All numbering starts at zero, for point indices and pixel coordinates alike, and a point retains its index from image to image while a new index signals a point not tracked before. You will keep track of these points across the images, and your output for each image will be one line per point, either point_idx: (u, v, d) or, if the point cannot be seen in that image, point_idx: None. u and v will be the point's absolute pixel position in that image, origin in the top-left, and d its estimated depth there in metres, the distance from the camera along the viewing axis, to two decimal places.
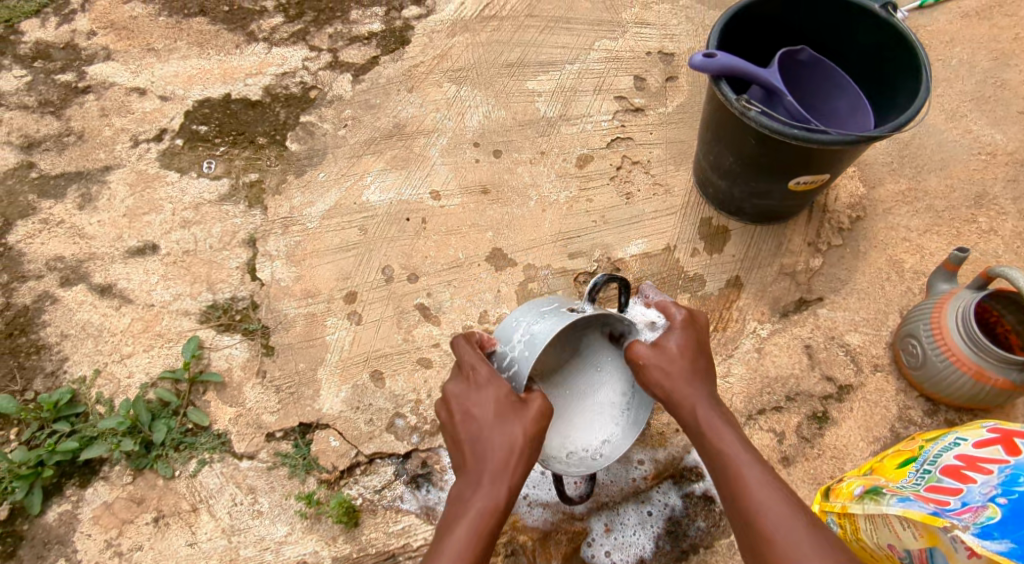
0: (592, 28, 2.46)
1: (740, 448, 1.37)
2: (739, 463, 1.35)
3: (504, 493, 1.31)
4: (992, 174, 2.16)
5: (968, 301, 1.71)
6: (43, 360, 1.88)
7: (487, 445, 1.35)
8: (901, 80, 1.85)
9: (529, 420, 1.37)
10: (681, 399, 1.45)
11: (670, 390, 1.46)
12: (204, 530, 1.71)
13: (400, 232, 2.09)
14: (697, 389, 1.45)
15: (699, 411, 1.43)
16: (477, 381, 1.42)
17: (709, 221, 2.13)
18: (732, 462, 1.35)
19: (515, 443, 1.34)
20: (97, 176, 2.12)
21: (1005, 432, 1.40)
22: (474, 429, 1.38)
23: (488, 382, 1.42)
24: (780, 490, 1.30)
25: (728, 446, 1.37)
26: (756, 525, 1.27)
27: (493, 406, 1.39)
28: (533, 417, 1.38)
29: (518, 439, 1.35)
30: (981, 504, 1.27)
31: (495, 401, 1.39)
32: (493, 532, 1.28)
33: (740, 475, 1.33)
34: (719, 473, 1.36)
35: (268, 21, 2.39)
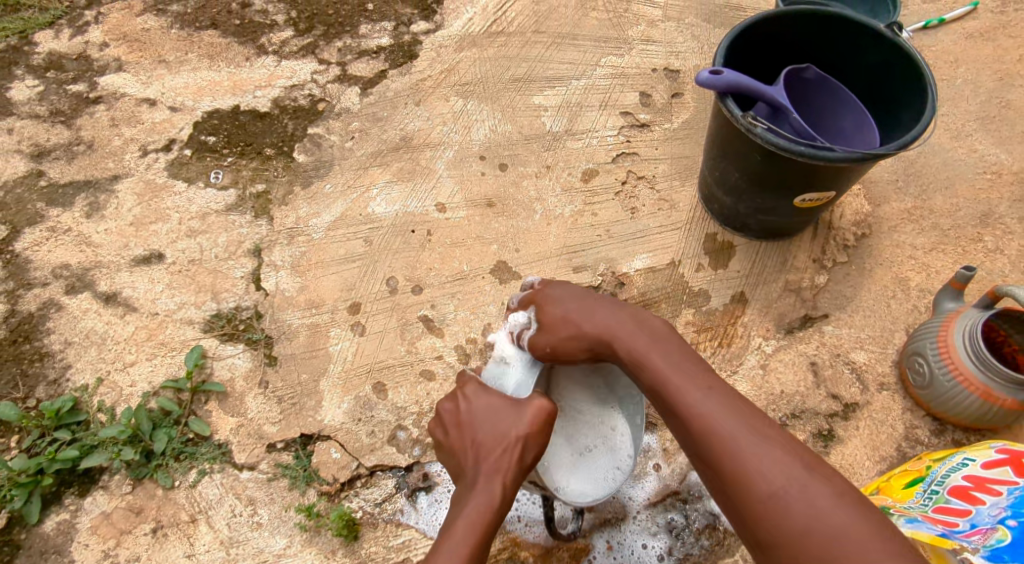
0: (599, 45, 2.48)
1: (675, 369, 1.26)
2: (677, 388, 1.24)
3: (499, 487, 1.27)
4: (998, 194, 2.15)
5: (976, 319, 1.70)
6: (46, 367, 1.88)
7: (487, 451, 1.31)
8: (906, 98, 1.85)
9: (527, 420, 1.32)
10: (604, 340, 1.35)
11: (597, 332, 1.37)
12: (202, 541, 1.70)
13: (405, 244, 2.10)
14: (619, 321, 1.36)
15: (622, 341, 1.33)
16: (470, 393, 1.39)
17: (714, 237, 2.13)
18: (668, 391, 1.25)
19: (512, 442, 1.30)
20: (106, 185, 2.13)
21: (1014, 454, 1.40)
22: (471, 435, 1.34)
23: (485, 395, 1.38)
24: (724, 403, 1.20)
25: (661, 369, 1.27)
26: (713, 447, 1.17)
27: (488, 413, 1.35)
28: (529, 414, 1.33)
29: (518, 438, 1.31)
30: (992, 526, 1.26)
31: (493, 408, 1.35)
32: (485, 526, 1.24)
33: (681, 400, 1.22)
34: (660, 404, 1.26)
35: (278, 34, 2.42)
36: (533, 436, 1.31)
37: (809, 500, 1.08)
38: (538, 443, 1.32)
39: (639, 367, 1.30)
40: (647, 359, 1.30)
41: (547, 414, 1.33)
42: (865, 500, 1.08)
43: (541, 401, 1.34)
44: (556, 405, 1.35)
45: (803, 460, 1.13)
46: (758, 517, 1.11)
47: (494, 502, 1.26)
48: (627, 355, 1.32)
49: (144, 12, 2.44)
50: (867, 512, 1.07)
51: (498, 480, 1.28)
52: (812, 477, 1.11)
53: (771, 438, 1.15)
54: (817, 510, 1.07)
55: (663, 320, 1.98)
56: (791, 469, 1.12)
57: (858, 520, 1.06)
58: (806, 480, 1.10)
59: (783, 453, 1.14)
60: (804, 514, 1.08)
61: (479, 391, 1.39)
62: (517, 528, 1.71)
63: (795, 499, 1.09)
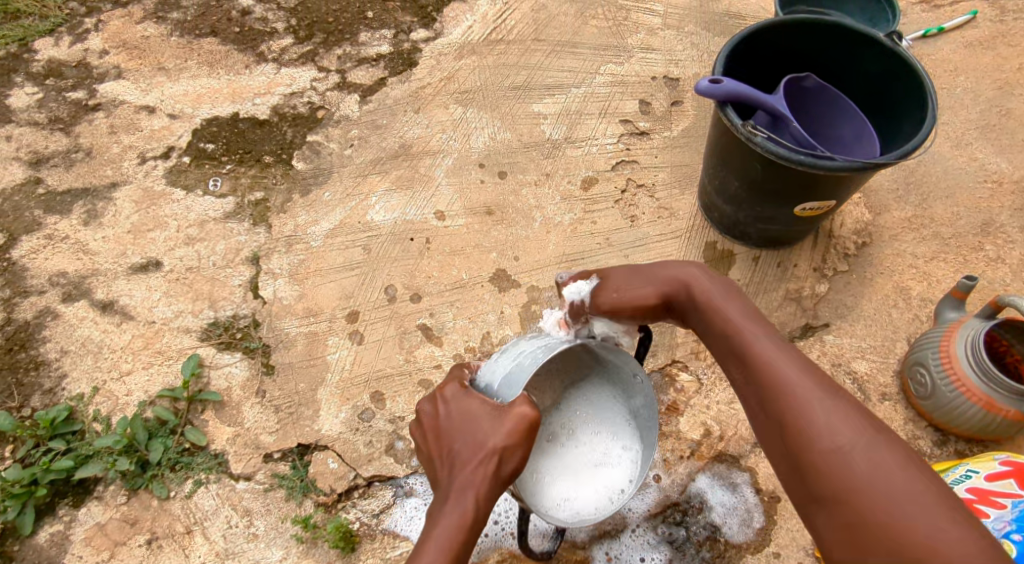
0: (598, 53, 2.48)
1: (762, 334, 1.23)
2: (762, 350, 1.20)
3: (475, 503, 1.20)
4: (999, 203, 2.14)
5: (977, 330, 1.68)
6: (41, 376, 1.86)
7: (460, 462, 1.24)
8: (906, 107, 1.84)
9: (505, 429, 1.23)
10: (699, 294, 1.32)
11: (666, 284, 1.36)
12: (198, 553, 1.68)
13: (404, 252, 2.09)
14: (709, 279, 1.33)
15: (697, 292, 1.32)
16: (452, 399, 1.32)
17: (714, 245, 2.12)
18: (753, 350, 1.21)
19: (486, 453, 1.22)
20: (104, 193, 2.12)
21: (1017, 465, 1.38)
22: (448, 445, 1.28)
23: (470, 401, 1.30)
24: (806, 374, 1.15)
25: (750, 330, 1.24)
26: (789, 420, 1.12)
27: (465, 418, 1.28)
28: (507, 421, 1.23)
29: (493, 448, 1.22)
30: (996, 541, 1.25)
31: (473, 415, 1.28)
32: (461, 548, 1.18)
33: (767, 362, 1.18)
34: (739, 366, 1.22)
35: (277, 42, 2.42)
36: (509, 447, 1.22)
37: (866, 477, 1.02)
38: (515, 454, 1.22)
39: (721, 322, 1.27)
40: (726, 317, 1.27)
41: (528, 422, 1.23)
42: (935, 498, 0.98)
43: (522, 408, 1.24)
44: (536, 412, 1.23)
45: (869, 421, 1.08)
46: (813, 467, 1.07)
47: (461, 519, 1.19)
48: (715, 306, 1.29)
49: (144, 19, 2.44)
50: (935, 501, 0.99)
51: (468, 494, 1.21)
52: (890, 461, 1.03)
53: (842, 402, 1.11)
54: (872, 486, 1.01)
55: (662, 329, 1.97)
56: (866, 451, 1.04)
57: (922, 511, 0.98)
58: (872, 461, 1.03)
59: (851, 414, 1.09)
60: (863, 493, 1.02)
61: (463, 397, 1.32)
62: (511, 543, 1.70)
63: (854, 458, 1.04)
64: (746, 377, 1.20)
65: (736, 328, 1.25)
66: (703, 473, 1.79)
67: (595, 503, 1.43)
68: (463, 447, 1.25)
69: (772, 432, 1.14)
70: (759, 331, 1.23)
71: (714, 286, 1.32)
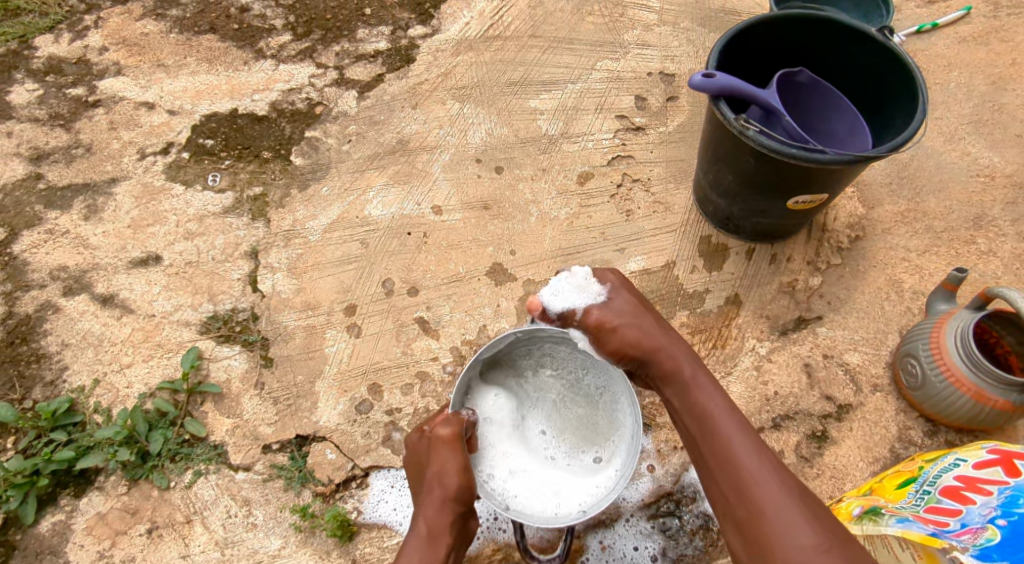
0: (594, 49, 2.49)
1: (725, 411, 1.36)
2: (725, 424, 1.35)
3: (426, 522, 1.43)
4: (990, 197, 2.15)
5: (967, 321, 1.70)
6: (43, 368, 1.89)
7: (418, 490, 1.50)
8: (898, 101, 1.86)
9: (439, 453, 1.49)
10: (675, 369, 1.44)
11: (646, 351, 1.47)
12: (197, 542, 1.71)
13: (401, 246, 2.11)
14: (681, 351, 1.46)
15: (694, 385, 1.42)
16: (404, 444, 1.59)
17: (708, 239, 2.14)
18: (712, 422, 1.36)
19: (429, 479, 1.47)
20: (104, 188, 2.14)
21: (1006, 454, 1.38)
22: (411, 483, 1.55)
23: (412, 439, 1.57)
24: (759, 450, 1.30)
25: (713, 406, 1.38)
26: (747, 495, 1.27)
27: (413, 462, 1.55)
28: (436, 448, 1.50)
29: (432, 474, 1.48)
30: (981, 525, 1.27)
31: (415, 453, 1.55)
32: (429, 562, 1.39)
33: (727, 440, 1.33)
34: (699, 438, 1.37)
35: (276, 38, 2.43)
36: (442, 468, 1.47)
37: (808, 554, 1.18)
38: (450, 470, 1.47)
39: (695, 400, 1.40)
40: (695, 395, 1.40)
41: (448, 440, 1.50)
42: None
43: (446, 430, 1.51)
44: (452, 430, 1.51)
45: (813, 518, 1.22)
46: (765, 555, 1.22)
47: (424, 535, 1.42)
48: (688, 381, 1.42)
49: (143, 16, 2.46)
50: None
51: (425, 513, 1.44)
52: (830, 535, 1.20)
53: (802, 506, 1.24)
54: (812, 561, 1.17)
55: None
56: (806, 526, 1.21)
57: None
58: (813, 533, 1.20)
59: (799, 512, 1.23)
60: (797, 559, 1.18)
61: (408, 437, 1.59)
62: (504, 536, 1.72)
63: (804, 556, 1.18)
64: (706, 447, 1.35)
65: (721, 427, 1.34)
66: None
67: (582, 499, 1.59)
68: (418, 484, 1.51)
69: (726, 502, 1.29)
70: (740, 434, 1.33)
71: (710, 390, 1.40)
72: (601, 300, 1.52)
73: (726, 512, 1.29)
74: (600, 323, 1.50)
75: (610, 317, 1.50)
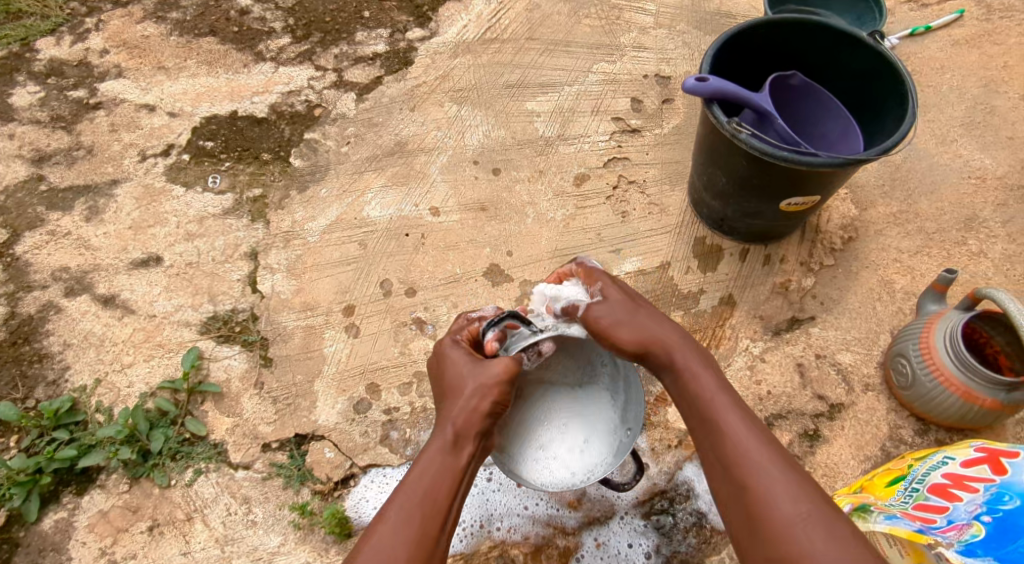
0: (591, 51, 2.52)
1: (718, 390, 1.33)
2: (718, 402, 1.31)
3: (453, 431, 1.35)
4: (982, 199, 2.17)
5: (957, 321, 1.73)
6: (45, 368, 1.91)
7: (456, 393, 1.39)
8: (889, 103, 1.88)
9: (490, 376, 1.38)
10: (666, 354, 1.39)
11: (642, 338, 1.40)
12: (198, 539, 1.73)
13: (399, 247, 2.13)
14: (676, 337, 1.40)
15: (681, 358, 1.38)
16: (445, 348, 1.47)
17: (703, 240, 2.17)
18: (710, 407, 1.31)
19: (470, 392, 1.37)
20: (105, 190, 2.17)
21: (993, 452, 1.40)
22: (445, 380, 1.43)
23: (461, 355, 1.43)
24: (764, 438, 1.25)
25: (708, 390, 1.33)
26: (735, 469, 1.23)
27: (457, 367, 1.42)
28: (489, 370, 1.39)
29: (474, 388, 1.38)
30: (967, 522, 1.29)
31: (457, 361, 1.43)
32: (443, 468, 1.32)
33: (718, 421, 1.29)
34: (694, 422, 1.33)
35: (275, 41, 2.46)
36: (489, 385, 1.37)
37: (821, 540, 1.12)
38: (494, 391, 1.37)
39: (691, 387, 1.35)
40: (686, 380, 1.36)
41: (510, 371, 1.39)
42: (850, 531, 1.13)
43: (507, 360, 1.40)
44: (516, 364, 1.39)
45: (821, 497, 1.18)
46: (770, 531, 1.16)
47: (448, 438, 1.35)
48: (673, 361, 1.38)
49: (143, 19, 2.48)
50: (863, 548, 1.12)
51: (453, 419, 1.36)
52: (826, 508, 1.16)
53: (803, 481, 1.20)
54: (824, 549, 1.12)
55: None
56: (796, 498, 1.17)
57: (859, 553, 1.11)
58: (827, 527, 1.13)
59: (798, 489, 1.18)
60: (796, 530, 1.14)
61: (454, 348, 1.46)
62: (497, 534, 1.74)
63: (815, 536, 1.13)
64: (704, 435, 1.30)
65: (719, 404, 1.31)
66: (690, 461, 1.82)
67: (608, 423, 1.54)
68: (465, 384, 1.39)
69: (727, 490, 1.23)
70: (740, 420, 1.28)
71: (710, 374, 1.35)
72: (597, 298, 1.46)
73: (724, 488, 1.24)
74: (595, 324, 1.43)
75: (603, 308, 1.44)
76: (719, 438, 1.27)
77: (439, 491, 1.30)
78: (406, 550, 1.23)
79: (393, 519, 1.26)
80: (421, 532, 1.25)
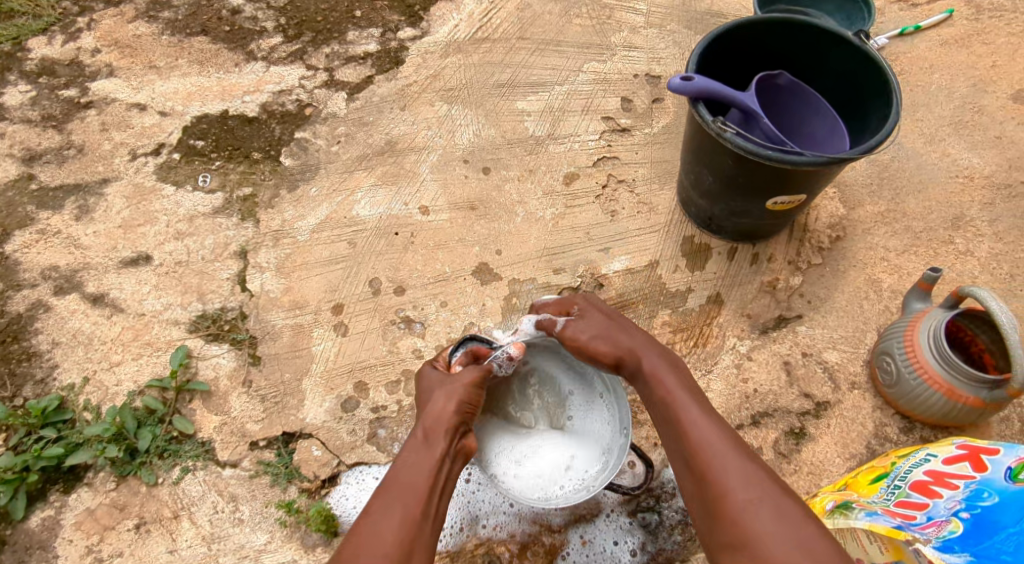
0: (581, 51, 2.52)
1: (680, 390, 1.43)
2: (678, 401, 1.41)
3: (423, 432, 1.42)
4: (969, 198, 2.18)
5: (941, 319, 1.73)
6: (34, 366, 1.91)
7: (428, 401, 1.49)
8: (875, 102, 1.89)
9: (462, 382, 1.51)
10: (635, 363, 1.52)
11: (614, 348, 1.55)
12: (184, 537, 1.73)
13: (389, 246, 2.14)
14: (646, 348, 1.53)
15: (647, 361, 1.50)
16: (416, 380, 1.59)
17: (691, 239, 2.17)
18: (671, 402, 1.42)
19: (436, 402, 1.47)
20: (95, 189, 2.17)
21: (974, 449, 1.41)
22: (420, 395, 1.54)
23: (434, 374, 1.56)
24: (720, 428, 1.34)
25: (670, 390, 1.43)
26: (694, 457, 1.32)
27: (429, 388, 1.53)
28: (453, 384, 1.51)
29: (440, 397, 1.47)
30: (946, 518, 1.29)
31: (426, 384, 1.55)
32: (418, 463, 1.37)
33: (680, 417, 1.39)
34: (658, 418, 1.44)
35: (267, 41, 2.46)
36: (451, 395, 1.48)
37: (767, 520, 1.20)
38: (458, 399, 1.48)
39: (653, 386, 1.46)
40: (652, 382, 1.47)
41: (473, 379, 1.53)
42: (796, 510, 1.21)
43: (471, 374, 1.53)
44: (475, 375, 1.53)
45: (773, 481, 1.26)
46: (724, 511, 1.25)
47: (419, 438, 1.42)
48: (642, 369, 1.50)
49: (135, 18, 2.49)
50: (802, 517, 1.20)
51: (423, 422, 1.44)
52: (771, 490, 1.25)
53: (753, 465, 1.29)
54: (779, 535, 1.18)
55: (639, 320, 2.03)
56: (744, 479, 1.26)
57: (804, 527, 1.19)
58: (772, 508, 1.21)
59: (749, 470, 1.27)
60: (749, 506, 1.23)
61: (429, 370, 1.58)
62: (482, 531, 1.74)
63: (762, 510, 1.22)
64: (668, 429, 1.40)
65: (681, 403, 1.40)
66: None
67: (593, 455, 1.65)
68: (435, 395, 1.49)
69: (690, 485, 1.32)
70: (699, 413, 1.38)
71: (674, 378, 1.46)
72: (574, 317, 1.63)
73: (687, 480, 1.34)
74: (574, 340, 1.60)
75: (581, 328, 1.61)
76: (677, 426, 1.38)
77: (418, 482, 1.34)
78: (393, 530, 1.26)
79: (379, 506, 1.30)
80: (405, 514, 1.29)
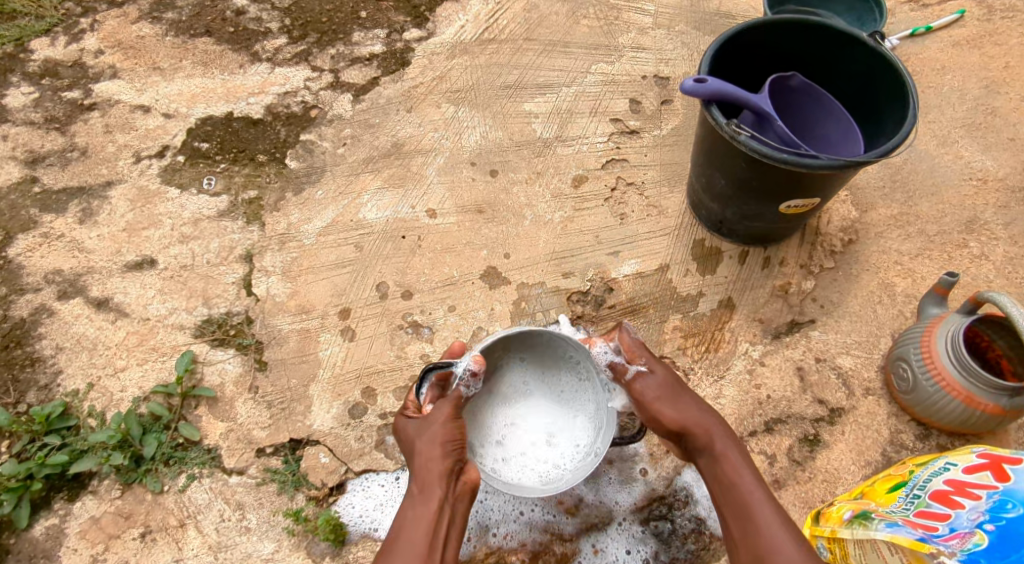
0: (589, 52, 2.50)
1: (749, 478, 1.48)
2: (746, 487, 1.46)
3: (415, 485, 1.48)
4: (983, 201, 2.15)
5: (958, 325, 1.71)
6: (38, 372, 1.89)
7: (414, 451, 1.54)
8: (890, 105, 1.86)
9: (438, 421, 1.55)
10: (705, 440, 1.56)
11: (682, 420, 1.59)
12: (191, 546, 1.71)
13: (396, 250, 2.11)
14: (717, 427, 1.57)
15: (718, 443, 1.54)
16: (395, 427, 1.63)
17: (702, 243, 2.15)
18: (732, 476, 1.49)
19: (419, 453, 1.51)
20: (99, 192, 2.15)
21: (995, 458, 1.38)
22: (404, 445, 1.58)
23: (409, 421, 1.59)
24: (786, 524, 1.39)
25: (737, 473, 1.49)
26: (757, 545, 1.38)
27: (410, 436, 1.57)
28: (429, 425, 1.55)
29: (422, 445, 1.52)
30: (969, 530, 1.26)
31: (405, 433, 1.58)
32: (416, 514, 1.43)
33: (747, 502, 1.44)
34: (717, 487, 1.51)
35: (272, 42, 2.44)
36: (433, 440, 1.52)
37: None
38: (439, 442, 1.52)
39: (721, 467, 1.52)
40: (720, 465, 1.52)
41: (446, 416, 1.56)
42: None
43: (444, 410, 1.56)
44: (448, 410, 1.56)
45: None
46: None
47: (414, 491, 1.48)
48: (713, 448, 1.54)
49: (139, 19, 2.46)
50: None
51: (414, 474, 1.50)
52: None
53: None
54: None
55: (650, 325, 2.01)
56: None
57: None
58: None
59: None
60: None
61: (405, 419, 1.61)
62: (493, 540, 1.72)
63: None
64: (732, 513, 1.45)
65: (747, 491, 1.46)
66: (689, 466, 1.80)
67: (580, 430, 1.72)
68: (418, 443, 1.54)
69: None
70: (764, 503, 1.43)
71: (744, 465, 1.50)
72: (643, 370, 1.66)
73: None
74: (643, 398, 1.63)
75: (647, 386, 1.64)
76: (744, 511, 1.43)
77: (419, 532, 1.41)
78: None
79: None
80: None
